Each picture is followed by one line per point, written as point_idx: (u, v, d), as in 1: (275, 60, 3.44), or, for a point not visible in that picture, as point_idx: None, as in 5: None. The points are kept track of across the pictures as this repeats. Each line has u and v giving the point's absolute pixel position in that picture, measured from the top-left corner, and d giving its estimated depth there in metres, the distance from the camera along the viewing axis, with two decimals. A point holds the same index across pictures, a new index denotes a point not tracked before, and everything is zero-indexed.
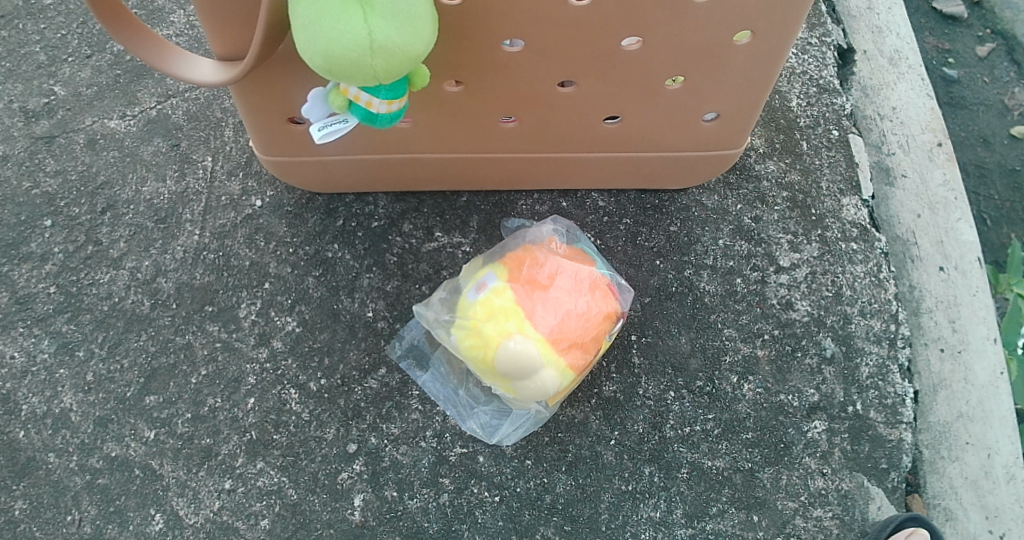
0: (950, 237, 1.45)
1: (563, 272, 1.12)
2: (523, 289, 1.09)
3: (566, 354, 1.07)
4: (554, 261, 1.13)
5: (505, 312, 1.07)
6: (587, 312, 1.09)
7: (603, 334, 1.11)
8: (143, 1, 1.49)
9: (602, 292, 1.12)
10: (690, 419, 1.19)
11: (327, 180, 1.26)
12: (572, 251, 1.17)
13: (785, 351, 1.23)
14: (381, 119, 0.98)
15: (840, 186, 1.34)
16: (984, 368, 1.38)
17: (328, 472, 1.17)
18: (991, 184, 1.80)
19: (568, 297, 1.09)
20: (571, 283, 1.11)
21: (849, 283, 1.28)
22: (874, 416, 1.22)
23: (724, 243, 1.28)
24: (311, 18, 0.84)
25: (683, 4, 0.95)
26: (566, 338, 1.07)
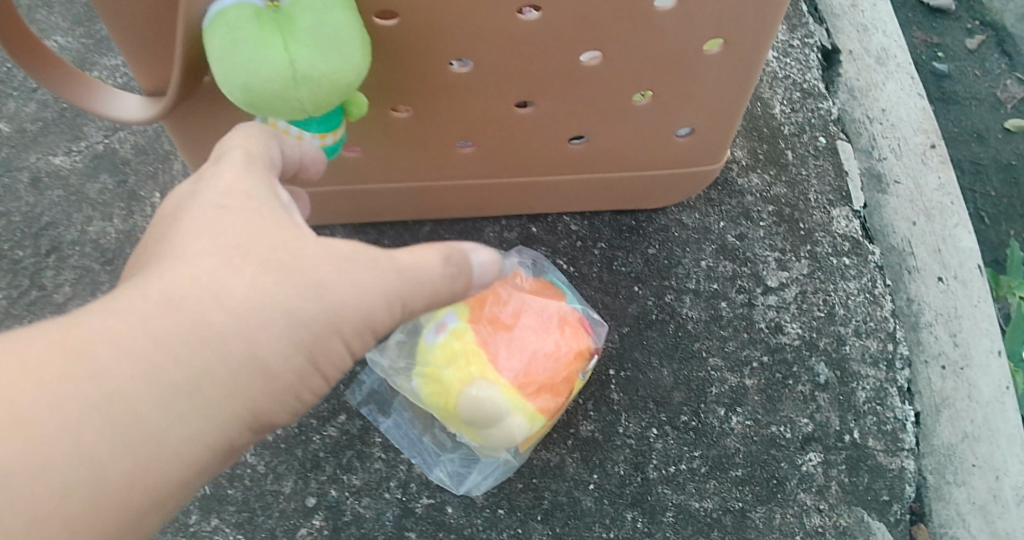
0: (948, 245, 1.36)
1: (529, 309, 1.04)
2: (486, 329, 1.02)
3: (536, 398, 0.99)
4: (519, 297, 1.05)
5: (466, 356, 0.99)
6: (556, 351, 1.01)
7: (576, 374, 1.03)
8: (90, 30, 1.41)
9: (572, 330, 1.04)
10: (674, 458, 1.10)
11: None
12: (540, 285, 1.08)
13: (775, 379, 1.15)
14: (315, 155, 0.90)
15: (828, 196, 1.26)
16: (989, 384, 1.29)
17: (286, 528, 1.08)
18: (988, 181, 1.71)
19: (535, 337, 1.01)
20: (539, 322, 1.03)
21: (842, 301, 1.19)
22: (873, 445, 1.13)
23: (706, 264, 1.20)
24: (224, 50, 0.76)
25: (644, 14, 0.87)
26: (535, 381, 0.99)
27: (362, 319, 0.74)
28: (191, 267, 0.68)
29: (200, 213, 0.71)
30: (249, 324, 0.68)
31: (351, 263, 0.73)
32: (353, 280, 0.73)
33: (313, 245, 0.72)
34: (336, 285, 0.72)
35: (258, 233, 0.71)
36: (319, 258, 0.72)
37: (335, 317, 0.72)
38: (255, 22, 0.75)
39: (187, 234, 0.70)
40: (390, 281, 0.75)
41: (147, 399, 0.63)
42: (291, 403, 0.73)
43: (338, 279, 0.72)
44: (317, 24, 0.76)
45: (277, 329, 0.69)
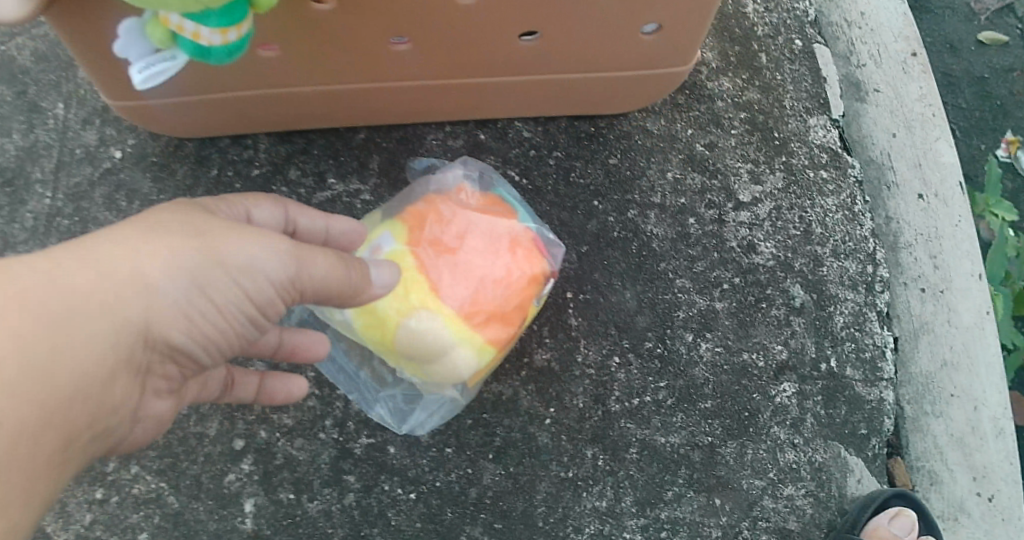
0: (929, 160, 1.26)
1: (474, 230, 0.92)
2: (426, 254, 0.90)
3: (484, 330, 0.89)
4: (464, 215, 0.93)
5: (405, 284, 0.88)
6: (506, 278, 0.90)
7: (529, 302, 0.93)
8: None
9: (524, 252, 0.92)
10: (638, 389, 1.01)
11: (182, 125, 1.03)
12: (488, 200, 0.96)
13: (747, 303, 1.05)
14: (215, 55, 0.77)
15: (805, 104, 1.14)
16: (969, 308, 1.21)
17: (212, 474, 0.98)
18: (958, 93, 1.61)
19: (482, 262, 0.90)
20: (486, 244, 0.91)
21: (819, 218, 1.10)
22: (850, 374, 1.06)
23: (673, 177, 1.08)
24: None
25: None
26: (482, 311, 0.89)
27: (261, 284, 0.74)
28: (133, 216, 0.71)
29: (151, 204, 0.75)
30: (148, 261, 0.68)
31: (257, 240, 0.74)
32: (252, 245, 0.74)
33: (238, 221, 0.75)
34: (238, 251, 0.73)
35: (173, 211, 0.73)
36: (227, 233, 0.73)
37: (238, 277, 0.73)
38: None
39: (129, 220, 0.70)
40: (286, 262, 0.75)
41: (106, 301, 0.66)
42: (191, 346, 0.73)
43: (237, 245, 0.73)
44: None
45: (172, 259, 0.69)
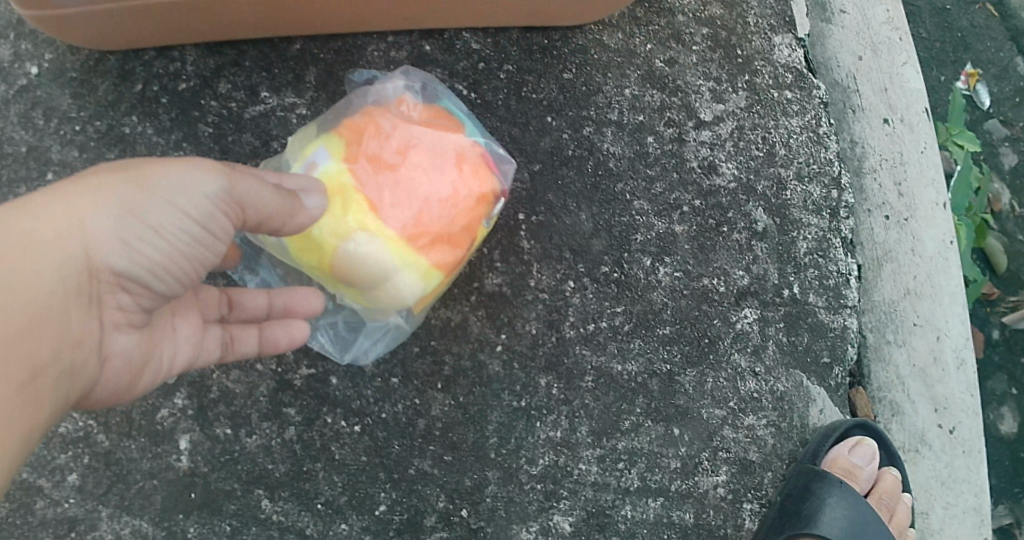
0: (895, 85, 1.22)
1: (417, 143, 0.84)
2: (365, 170, 0.83)
3: (431, 253, 0.83)
4: (407, 127, 0.85)
5: (342, 203, 0.82)
6: (453, 196, 0.84)
7: (478, 221, 0.87)
8: None
9: (471, 167, 0.86)
10: (593, 314, 0.98)
11: (92, 33, 0.94)
12: (431, 112, 0.89)
13: (707, 226, 1.01)
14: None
15: (770, 20, 1.08)
16: (933, 237, 1.19)
17: (143, 411, 0.93)
18: (921, 21, 1.57)
19: (427, 178, 0.83)
20: (432, 158, 0.84)
21: (783, 140, 1.05)
22: (814, 301, 1.02)
23: (631, 93, 1.03)
24: None
25: None
26: (428, 234, 0.83)
27: (195, 203, 0.74)
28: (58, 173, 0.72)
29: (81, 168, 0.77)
30: (71, 196, 0.70)
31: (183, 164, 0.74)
32: (177, 168, 0.73)
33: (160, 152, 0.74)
34: (163, 173, 0.73)
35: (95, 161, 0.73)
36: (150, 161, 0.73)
37: (170, 200, 0.73)
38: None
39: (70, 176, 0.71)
40: (216, 178, 0.75)
41: (36, 238, 0.68)
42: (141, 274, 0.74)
43: (158, 170, 0.73)
44: None
45: (93, 193, 0.70)
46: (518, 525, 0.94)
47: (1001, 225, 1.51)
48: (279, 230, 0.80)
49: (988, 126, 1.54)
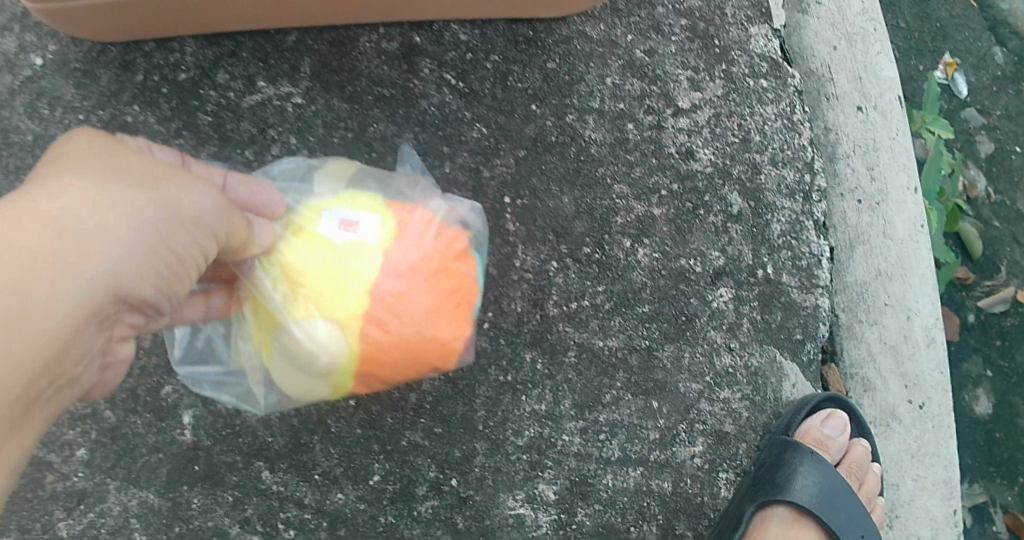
0: (869, 73, 1.27)
1: (405, 367, 0.87)
2: (394, 258, 0.85)
3: (365, 362, 0.85)
4: (450, 248, 0.89)
5: (339, 292, 0.84)
6: (437, 332, 0.87)
7: (428, 370, 0.89)
8: None
9: (461, 331, 0.89)
10: (576, 293, 1.03)
11: (95, 24, 0.98)
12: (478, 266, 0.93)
13: (685, 209, 1.06)
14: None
15: (747, 12, 1.13)
16: (904, 220, 1.24)
17: (148, 387, 0.98)
18: (898, 13, 1.61)
19: (428, 298, 0.86)
20: (449, 293, 0.88)
21: (758, 126, 1.10)
22: (787, 281, 1.07)
23: (612, 82, 1.07)
24: None
25: None
26: (386, 376, 0.87)
27: (212, 230, 0.80)
28: (71, 166, 0.73)
29: (65, 144, 0.75)
30: (111, 205, 0.72)
31: (204, 192, 0.79)
32: (199, 193, 0.79)
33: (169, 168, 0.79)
34: (192, 196, 0.78)
35: (112, 152, 0.76)
36: (180, 182, 0.78)
37: (196, 225, 0.78)
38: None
39: (99, 159, 0.74)
40: (227, 212, 0.82)
41: (69, 224, 0.70)
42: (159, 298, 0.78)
43: (185, 190, 0.77)
44: None
45: (133, 211, 0.73)
46: (505, 493, 1.00)
47: (976, 211, 1.57)
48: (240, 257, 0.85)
49: (964, 114, 1.60)
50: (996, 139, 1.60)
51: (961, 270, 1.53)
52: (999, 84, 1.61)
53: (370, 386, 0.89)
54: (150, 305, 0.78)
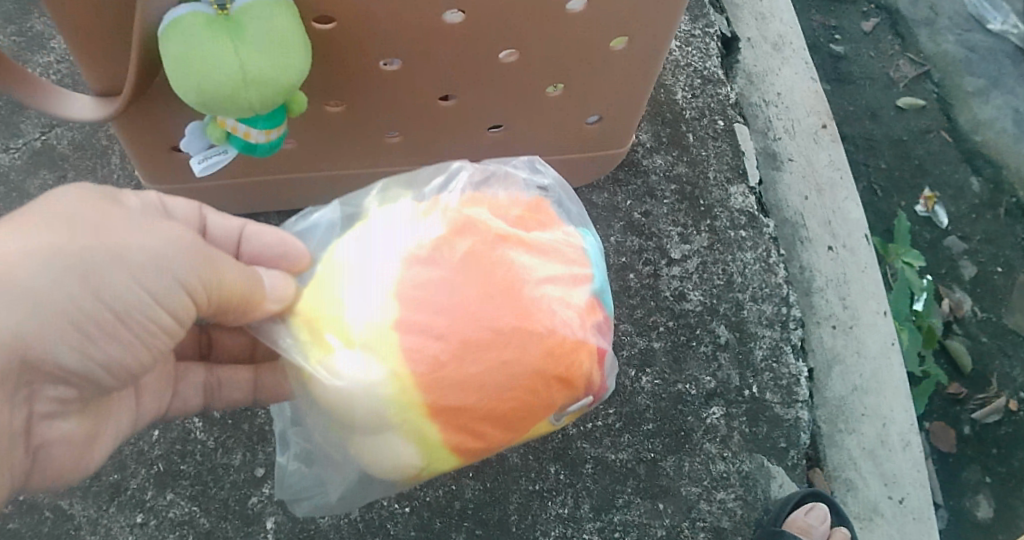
0: (838, 216, 1.51)
1: (479, 366, 0.86)
2: (415, 257, 0.89)
3: (435, 381, 0.85)
4: (492, 224, 0.94)
5: (366, 313, 0.87)
6: (518, 320, 0.87)
7: (539, 381, 0.88)
8: (20, 29, 1.53)
9: (550, 311, 0.89)
10: (591, 415, 1.23)
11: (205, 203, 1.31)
12: (543, 234, 0.96)
13: (680, 342, 1.28)
14: (260, 149, 1.08)
15: (726, 175, 1.41)
16: (875, 340, 1.44)
17: (238, 498, 1.19)
18: (881, 155, 1.97)
19: (483, 283, 0.88)
20: (508, 269, 0.90)
21: (740, 270, 1.34)
22: (770, 398, 1.27)
23: (616, 240, 1.34)
24: (182, 54, 0.94)
25: (558, 17, 1.06)
26: (455, 383, 0.86)
27: (160, 286, 0.83)
28: (20, 215, 0.78)
29: (52, 192, 0.82)
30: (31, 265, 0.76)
31: (151, 245, 0.82)
32: (145, 245, 0.82)
33: (133, 213, 0.83)
34: (136, 251, 0.81)
35: (69, 202, 0.81)
36: (127, 235, 0.81)
37: (136, 286, 0.81)
38: (204, 27, 0.94)
39: (61, 210, 0.80)
40: (185, 264, 0.84)
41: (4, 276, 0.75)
42: (97, 370, 0.83)
43: (136, 248, 0.81)
44: (264, 29, 0.95)
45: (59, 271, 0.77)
46: None
47: (964, 328, 1.81)
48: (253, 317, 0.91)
49: (947, 242, 1.90)
50: (978, 261, 1.88)
51: (953, 384, 1.74)
52: (976, 210, 1.95)
53: (481, 427, 0.88)
54: (85, 378, 0.84)
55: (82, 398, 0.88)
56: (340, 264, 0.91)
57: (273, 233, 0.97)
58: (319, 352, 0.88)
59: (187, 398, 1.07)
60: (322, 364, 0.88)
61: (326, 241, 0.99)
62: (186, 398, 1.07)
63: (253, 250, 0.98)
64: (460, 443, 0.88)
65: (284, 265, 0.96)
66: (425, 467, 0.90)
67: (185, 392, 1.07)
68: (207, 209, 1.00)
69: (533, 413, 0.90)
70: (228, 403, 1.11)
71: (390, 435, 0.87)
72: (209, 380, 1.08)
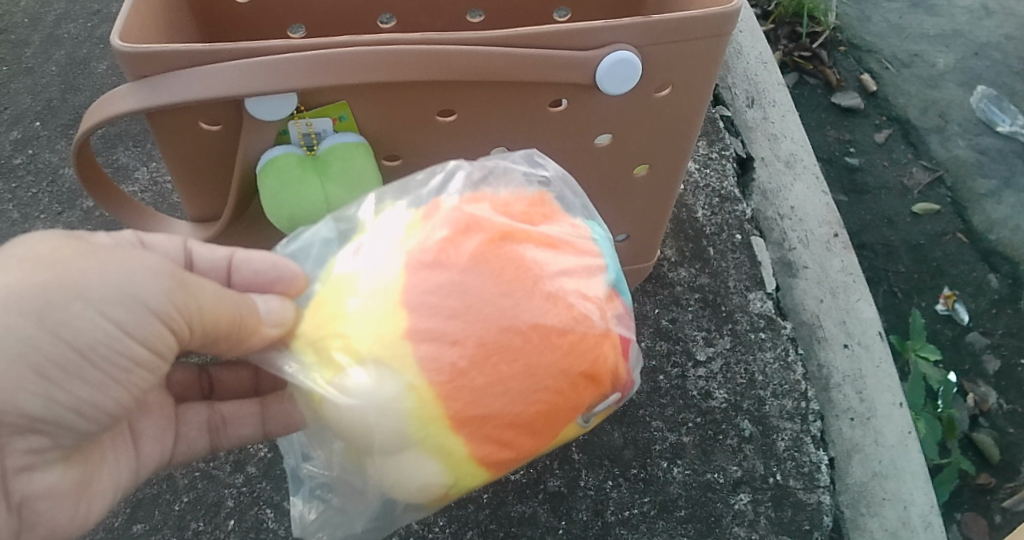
0: (851, 317, 1.63)
1: (505, 367, 0.92)
2: (421, 260, 0.95)
3: (455, 389, 0.91)
4: (496, 220, 1.00)
5: (373, 327, 0.92)
6: (535, 315, 0.93)
7: (564, 380, 0.94)
8: (106, 161, 1.71)
9: (568, 303, 0.96)
10: (628, 504, 1.35)
11: None
12: (547, 229, 1.03)
13: (707, 436, 1.41)
14: None
15: (745, 284, 1.56)
16: (893, 430, 1.53)
17: None
18: (900, 260, 2.10)
19: (493, 279, 0.94)
20: (519, 262, 0.96)
21: (760, 369, 1.47)
22: (793, 484, 1.38)
23: (646, 345, 1.49)
24: (276, 188, 1.13)
25: (588, 149, 1.25)
26: (479, 388, 0.91)
27: (125, 315, 0.91)
28: None
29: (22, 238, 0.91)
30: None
31: (113, 275, 0.91)
32: (105, 276, 0.90)
33: (97, 247, 0.92)
34: (94, 283, 0.90)
35: (34, 244, 0.90)
36: (85, 268, 0.90)
37: (99, 318, 0.90)
38: (298, 168, 1.13)
39: (24, 254, 0.89)
40: (151, 289, 0.92)
41: None
42: (68, 414, 0.92)
43: (95, 287, 0.89)
44: (344, 169, 1.14)
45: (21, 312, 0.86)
46: None
47: (992, 420, 1.89)
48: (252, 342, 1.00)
49: (970, 337, 2.00)
50: (1001, 355, 1.97)
51: (981, 475, 1.81)
52: (998, 305, 2.04)
53: (508, 436, 0.94)
54: (56, 424, 0.92)
55: (58, 447, 0.96)
56: (344, 278, 0.97)
57: (262, 258, 1.04)
58: (333, 371, 0.94)
59: (192, 440, 1.20)
60: (337, 383, 0.93)
61: (322, 257, 1.05)
62: (191, 437, 1.20)
63: (246, 277, 1.05)
64: (488, 454, 0.94)
65: (280, 287, 1.03)
66: (454, 485, 0.95)
67: (190, 434, 1.20)
68: (193, 244, 1.09)
69: (561, 414, 0.96)
70: (237, 439, 1.22)
71: (412, 453, 0.92)
72: (212, 418, 1.21)
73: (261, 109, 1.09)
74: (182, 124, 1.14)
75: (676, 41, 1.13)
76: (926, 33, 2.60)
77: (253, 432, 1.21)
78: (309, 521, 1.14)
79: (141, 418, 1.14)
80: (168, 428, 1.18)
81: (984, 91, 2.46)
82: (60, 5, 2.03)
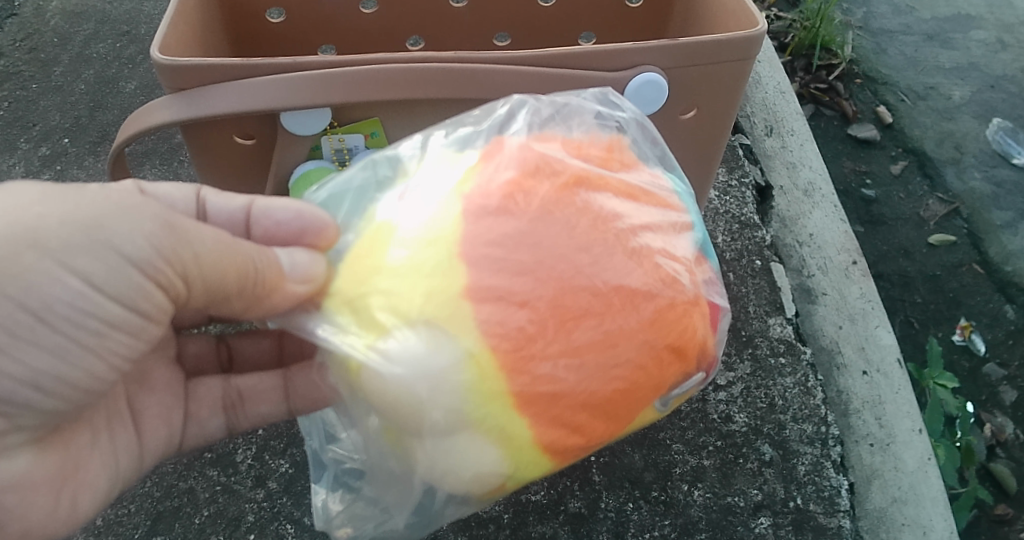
0: (871, 343, 1.64)
1: (581, 331, 0.92)
2: (483, 210, 0.93)
3: (521, 359, 0.90)
4: (570, 164, 0.99)
5: (424, 277, 0.91)
6: (619, 276, 0.93)
7: (647, 353, 0.94)
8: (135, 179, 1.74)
9: (655, 263, 0.96)
10: (649, 526, 1.35)
11: None
12: (627, 178, 1.03)
13: (728, 459, 1.41)
14: None
15: (766, 308, 1.59)
16: (913, 456, 1.52)
17: None
18: (916, 290, 2.11)
19: (563, 231, 0.93)
20: (600, 209, 0.97)
21: (780, 394, 1.48)
22: (813, 508, 1.38)
23: None
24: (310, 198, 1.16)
25: None
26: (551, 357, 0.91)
27: (96, 271, 0.90)
28: None
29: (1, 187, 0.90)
30: None
31: (72, 220, 0.89)
32: (64, 221, 0.89)
33: (61, 191, 0.91)
34: (53, 233, 0.88)
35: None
36: (44, 216, 0.88)
37: (57, 272, 0.88)
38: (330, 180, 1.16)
39: None
40: (122, 235, 0.91)
41: None
42: (23, 389, 0.90)
43: (61, 243, 0.88)
44: None
45: None
46: None
47: (1009, 451, 1.88)
48: (278, 304, 1.00)
49: (987, 369, 1.99)
50: (1018, 386, 1.96)
51: (999, 506, 1.79)
52: (1014, 336, 2.04)
53: (580, 419, 0.93)
54: (13, 403, 0.91)
55: (22, 430, 0.95)
56: (393, 227, 0.96)
57: (287, 207, 1.04)
58: (376, 334, 0.93)
59: (204, 421, 1.21)
60: (382, 346, 0.92)
61: (357, 204, 1.05)
62: (203, 422, 1.21)
63: (264, 229, 1.07)
64: (555, 440, 0.93)
65: (307, 241, 1.04)
66: (511, 475, 0.94)
67: (201, 414, 1.21)
68: (205, 192, 1.10)
69: (640, 395, 0.96)
70: (256, 417, 1.24)
71: (466, 437, 0.91)
72: (227, 393, 1.24)
73: (296, 123, 1.12)
74: (216, 137, 1.17)
75: (699, 65, 1.16)
76: (942, 66, 2.63)
77: (272, 409, 1.22)
78: (334, 511, 1.16)
79: (140, 396, 1.15)
80: (174, 409, 1.19)
81: (1001, 123, 2.48)
82: (90, 27, 2.08)
